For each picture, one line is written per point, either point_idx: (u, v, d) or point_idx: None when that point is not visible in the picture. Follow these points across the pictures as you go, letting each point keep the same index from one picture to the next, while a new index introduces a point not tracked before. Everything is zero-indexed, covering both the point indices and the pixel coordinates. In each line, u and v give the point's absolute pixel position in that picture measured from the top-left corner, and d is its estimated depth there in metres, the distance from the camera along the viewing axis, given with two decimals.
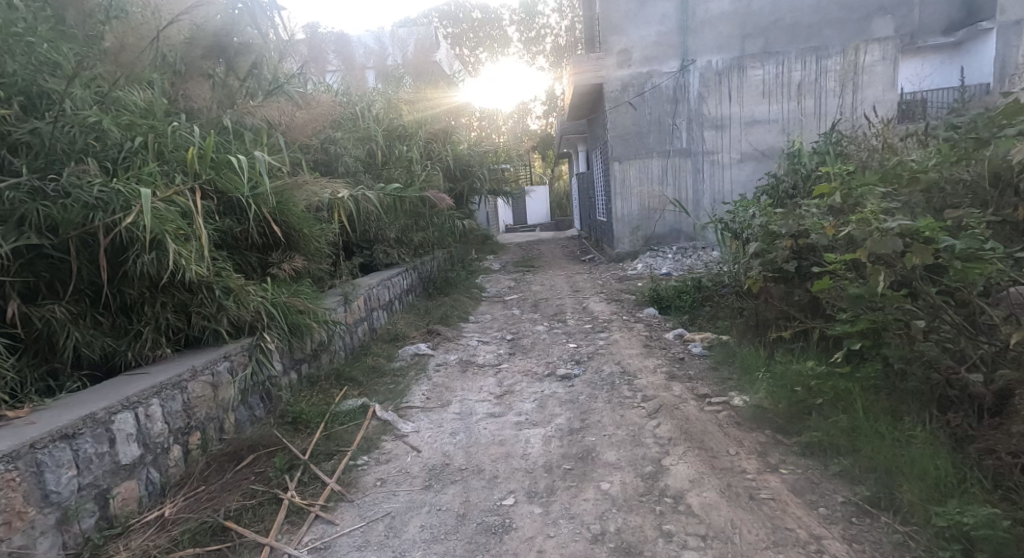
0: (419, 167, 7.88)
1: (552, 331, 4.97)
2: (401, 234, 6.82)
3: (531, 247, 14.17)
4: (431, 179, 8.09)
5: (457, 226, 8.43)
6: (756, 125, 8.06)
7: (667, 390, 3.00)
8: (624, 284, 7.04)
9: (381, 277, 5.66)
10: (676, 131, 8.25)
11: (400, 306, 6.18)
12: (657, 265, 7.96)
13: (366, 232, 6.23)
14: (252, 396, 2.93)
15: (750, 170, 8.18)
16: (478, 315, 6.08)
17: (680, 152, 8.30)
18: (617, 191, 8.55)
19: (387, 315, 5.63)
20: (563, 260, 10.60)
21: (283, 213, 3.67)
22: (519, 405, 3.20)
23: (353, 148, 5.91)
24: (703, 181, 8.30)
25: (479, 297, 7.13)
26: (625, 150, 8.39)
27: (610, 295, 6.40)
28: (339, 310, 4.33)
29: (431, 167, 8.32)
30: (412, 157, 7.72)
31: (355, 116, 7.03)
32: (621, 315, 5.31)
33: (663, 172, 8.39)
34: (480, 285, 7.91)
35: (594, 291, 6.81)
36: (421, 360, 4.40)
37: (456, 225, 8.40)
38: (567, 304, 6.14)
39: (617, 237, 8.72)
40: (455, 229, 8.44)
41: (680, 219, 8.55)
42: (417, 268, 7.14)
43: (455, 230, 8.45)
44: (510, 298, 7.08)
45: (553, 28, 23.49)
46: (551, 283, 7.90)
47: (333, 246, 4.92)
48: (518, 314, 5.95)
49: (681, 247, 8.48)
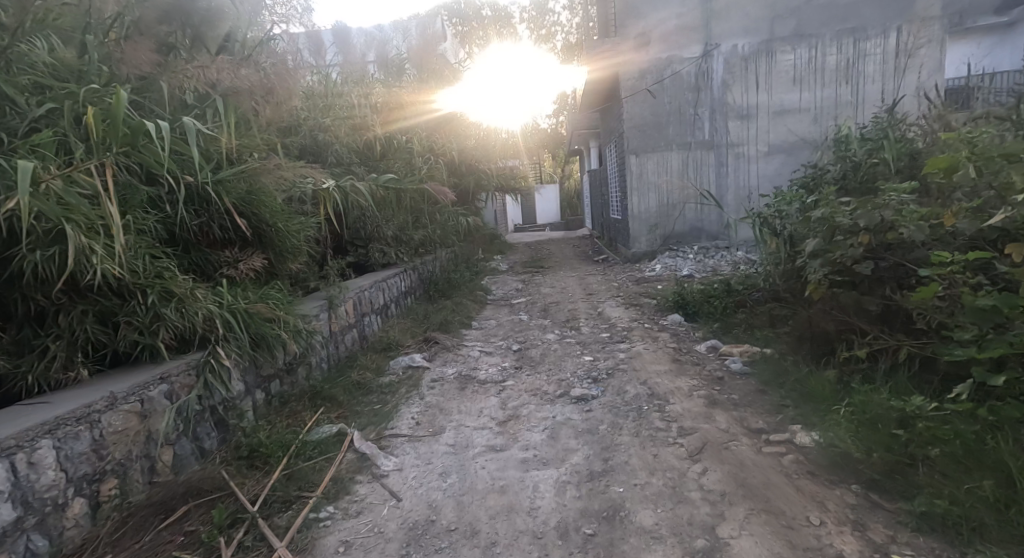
0: (421, 160, 7.36)
1: (563, 340, 4.40)
2: (400, 232, 6.29)
3: (540, 247, 13.60)
4: (433, 173, 7.57)
5: (462, 223, 7.91)
6: (786, 114, 7.46)
7: (708, 421, 2.42)
8: (642, 287, 6.46)
9: (376, 278, 5.15)
10: (697, 122, 7.70)
11: (397, 309, 5.66)
12: (678, 267, 7.40)
13: (361, 228, 5.71)
14: (201, 425, 2.40)
15: (778, 163, 7.58)
16: (482, 321, 5.54)
17: (702, 144, 7.75)
18: (633, 186, 8.01)
19: (382, 320, 5.12)
20: (574, 260, 10.04)
21: (254, 203, 3.18)
22: (526, 437, 2.64)
23: (347, 138, 5.41)
24: (727, 175, 7.73)
25: (485, 300, 6.59)
26: (642, 142, 7.87)
27: (627, 299, 5.84)
28: (323, 315, 3.82)
29: (435, 161, 7.79)
30: (414, 149, 7.20)
31: (350, 105, 6.54)
32: (641, 321, 4.74)
33: (683, 166, 7.85)
34: (485, 286, 7.36)
35: (610, 294, 6.24)
36: (415, 375, 3.85)
37: (462, 223, 7.88)
38: (580, 309, 5.57)
39: (633, 236, 8.16)
40: (460, 227, 7.92)
41: (702, 217, 7.97)
42: (418, 268, 6.61)
43: (460, 227, 7.92)
44: (517, 301, 6.53)
45: (565, 26, 23.26)
46: (561, 284, 7.34)
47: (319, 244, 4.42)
48: (526, 320, 5.40)
49: (703, 246, 7.90)
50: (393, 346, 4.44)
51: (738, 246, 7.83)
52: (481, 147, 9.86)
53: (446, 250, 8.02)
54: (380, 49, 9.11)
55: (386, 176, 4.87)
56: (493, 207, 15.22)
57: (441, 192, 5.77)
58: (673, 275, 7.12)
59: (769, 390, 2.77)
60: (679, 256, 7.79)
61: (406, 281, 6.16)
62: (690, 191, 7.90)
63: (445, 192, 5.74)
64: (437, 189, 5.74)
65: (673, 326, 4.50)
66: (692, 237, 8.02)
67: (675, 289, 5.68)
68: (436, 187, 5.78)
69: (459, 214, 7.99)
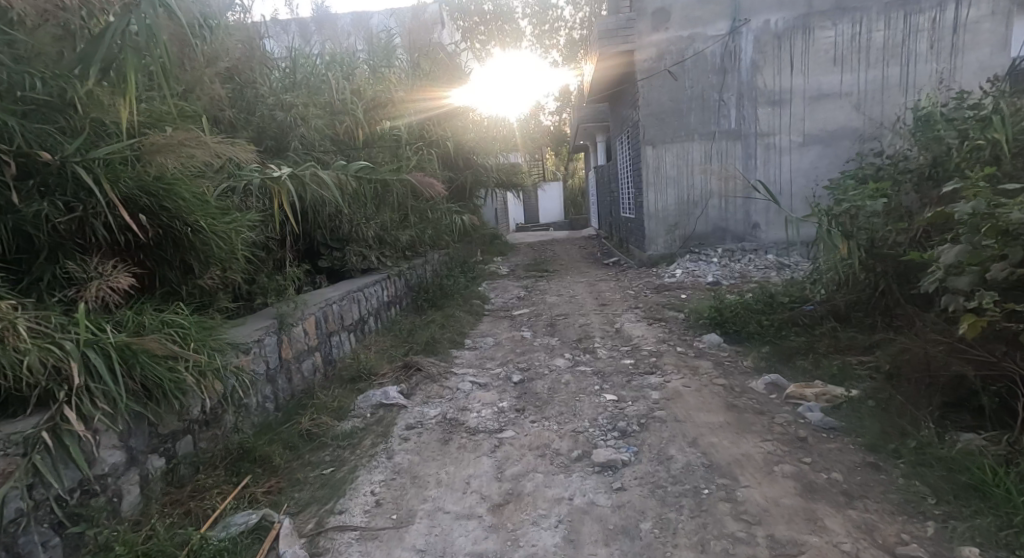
0: (408, 151, 6.50)
1: (575, 367, 3.55)
2: (379, 230, 5.46)
3: (543, 249, 12.71)
4: (423, 166, 6.73)
5: (456, 221, 7.07)
6: (824, 99, 6.61)
7: (815, 531, 1.62)
8: (662, 297, 5.61)
9: (347, 287, 4.33)
10: (722, 108, 6.89)
11: (377, 323, 4.83)
12: (701, 273, 6.60)
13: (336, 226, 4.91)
14: (31, 532, 1.57)
15: (815, 155, 6.74)
16: (477, 338, 4.67)
17: (728, 133, 6.94)
18: (649, 180, 7.20)
19: (358, 337, 4.31)
20: (581, 263, 9.18)
21: (166, 195, 2.37)
22: (532, 538, 1.81)
23: (315, 120, 4.56)
24: (756, 169, 6.93)
25: (480, 311, 5.72)
26: (660, 132, 7.06)
27: (648, 312, 4.98)
28: (269, 339, 3.00)
29: (424, 151, 6.95)
30: (400, 137, 6.34)
31: (325, 88, 5.68)
32: (669, 342, 3.88)
33: (706, 158, 7.04)
34: (482, 294, 6.51)
35: (626, 306, 5.39)
36: (386, 417, 3.01)
37: (456, 221, 7.04)
38: (593, 325, 4.71)
39: (649, 236, 7.36)
40: (454, 226, 7.08)
41: (727, 215, 7.16)
42: (404, 273, 5.77)
43: (454, 227, 7.08)
44: (518, 312, 5.68)
45: (568, 21, 22.37)
46: (568, 292, 6.50)
47: (268, 244, 3.60)
48: (529, 337, 4.54)
49: (728, 249, 7.09)
50: (367, 371, 3.60)
51: (767, 249, 7.05)
52: (478, 140, 9.00)
53: (437, 252, 7.18)
54: (367, 29, 8.23)
55: (357, 163, 4.02)
56: (493, 205, 14.32)
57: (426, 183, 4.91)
58: (697, 283, 6.31)
59: (883, 465, 1.93)
60: (702, 260, 6.99)
61: (389, 288, 5.33)
62: (713, 187, 7.11)
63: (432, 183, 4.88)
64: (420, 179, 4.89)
65: (711, 350, 3.64)
66: (716, 238, 7.20)
67: (705, 300, 4.82)
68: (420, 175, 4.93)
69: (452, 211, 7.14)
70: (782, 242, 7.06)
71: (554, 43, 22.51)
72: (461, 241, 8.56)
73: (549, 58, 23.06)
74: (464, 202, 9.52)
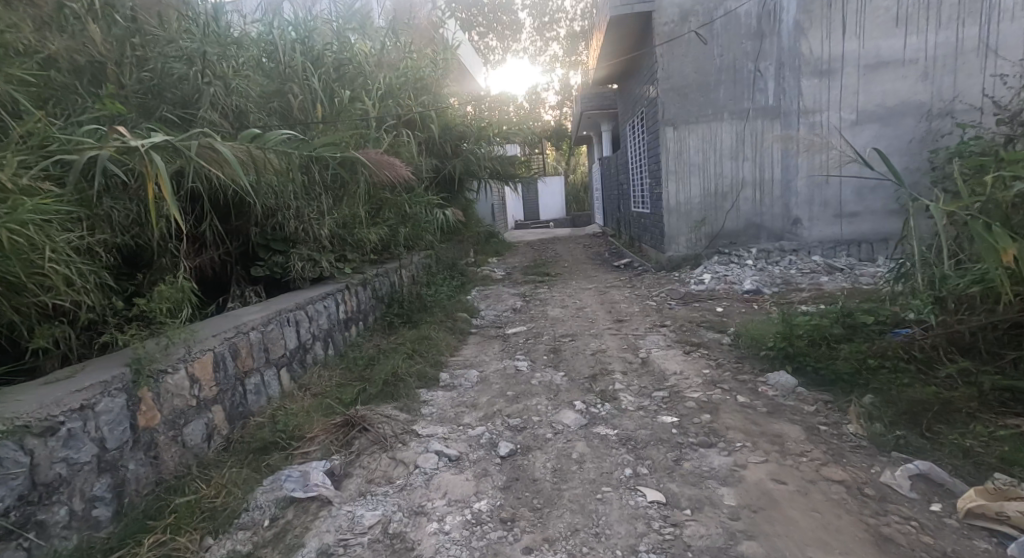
0: (378, 132, 5.37)
1: (589, 428, 2.44)
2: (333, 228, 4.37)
3: (543, 248, 11.58)
4: (398, 151, 5.61)
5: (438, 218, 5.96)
6: (883, 67, 5.57)
7: None
8: (690, 313, 4.50)
9: (279, 306, 3.26)
10: (758, 80, 5.87)
11: (329, 349, 3.75)
12: (733, 279, 5.53)
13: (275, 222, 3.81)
14: None
15: (870, 136, 5.71)
16: (458, 370, 3.56)
17: (764, 110, 5.92)
18: (669, 168, 6.21)
19: (296, 371, 3.24)
20: (587, 265, 8.07)
21: None
22: None
23: (241, 85, 3.53)
24: (797, 154, 5.94)
25: (464, 329, 4.60)
26: (682, 109, 6.08)
27: (680, 334, 3.87)
28: (115, 399, 1.92)
29: (399, 134, 5.83)
30: (371, 113, 5.20)
31: (267, 51, 4.52)
32: (719, 385, 2.77)
33: (737, 141, 6.04)
34: (469, 306, 5.39)
35: (646, 324, 4.27)
36: (297, 528, 1.90)
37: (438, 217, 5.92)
38: (608, 352, 3.60)
39: (669, 235, 6.34)
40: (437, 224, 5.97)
41: (761, 209, 6.13)
42: (370, 282, 4.66)
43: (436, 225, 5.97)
44: (514, 331, 4.57)
45: (568, 13, 21.23)
46: (572, 302, 5.39)
47: (114, 245, 2.50)
48: (525, 370, 3.44)
49: (764, 250, 6.05)
50: (290, 428, 2.52)
51: (810, 249, 5.99)
52: (468, 125, 7.87)
53: (417, 255, 6.07)
54: None
55: (279, 132, 2.79)
56: (487, 201, 13.17)
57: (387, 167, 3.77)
58: (730, 290, 5.25)
59: None
60: (732, 262, 5.94)
61: (349, 302, 4.24)
62: (744, 175, 6.10)
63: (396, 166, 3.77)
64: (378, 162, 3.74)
65: (784, 401, 2.54)
66: (748, 236, 6.19)
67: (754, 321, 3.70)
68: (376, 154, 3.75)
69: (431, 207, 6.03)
70: (828, 241, 5.98)
71: (554, 35, 21.37)
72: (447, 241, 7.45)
73: (549, 50, 21.91)
74: (453, 197, 8.38)
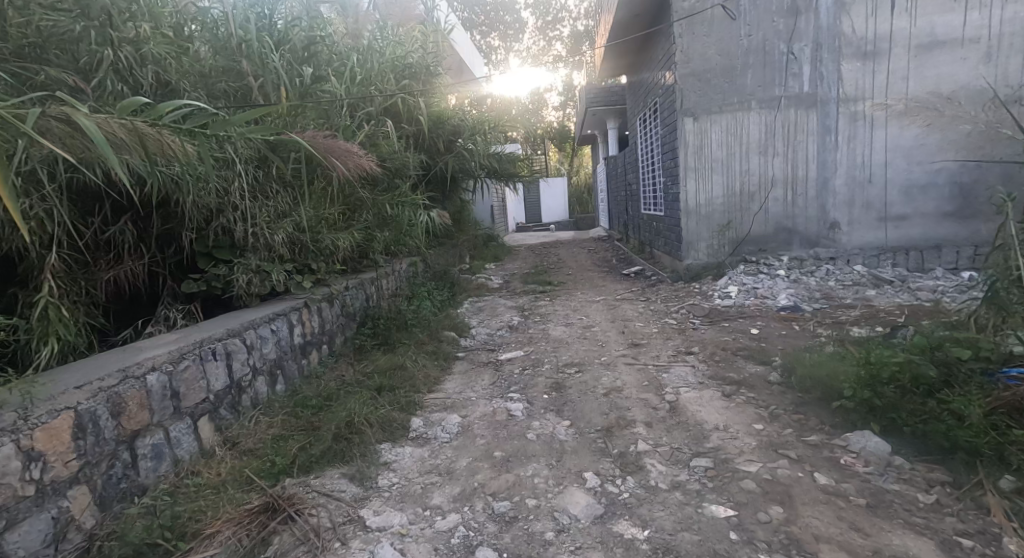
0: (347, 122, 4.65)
1: (606, 525, 1.74)
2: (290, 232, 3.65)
3: (545, 253, 10.83)
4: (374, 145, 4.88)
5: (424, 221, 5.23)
6: (938, 48, 4.91)
7: None
8: (720, 336, 3.77)
9: (205, 334, 2.54)
10: (791, 64, 5.16)
11: (278, 385, 3.02)
12: (765, 292, 4.81)
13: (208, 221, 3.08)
14: None
15: (924, 126, 5.03)
16: (436, 413, 2.84)
17: (798, 98, 5.21)
18: (688, 164, 5.50)
19: (226, 417, 2.52)
20: (594, 273, 7.35)
21: None
22: None
23: (162, 54, 2.85)
24: (836, 148, 5.22)
25: (448, 353, 3.87)
26: (704, 97, 5.37)
27: (712, 366, 3.14)
28: None
29: (377, 126, 5.11)
30: (337, 98, 4.49)
31: (219, 21, 3.80)
32: (781, 451, 2.04)
33: (766, 134, 5.33)
34: (457, 323, 4.66)
35: (668, 352, 3.53)
36: None
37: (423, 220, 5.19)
38: (624, 391, 2.87)
39: (687, 240, 5.63)
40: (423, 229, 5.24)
41: (793, 211, 5.40)
42: (339, 297, 3.94)
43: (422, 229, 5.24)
44: (509, 355, 3.85)
45: (573, 12, 20.64)
46: (577, 319, 4.65)
47: None
48: (521, 416, 2.72)
49: (796, 258, 5.33)
50: (186, 519, 1.80)
51: (850, 257, 5.26)
52: (461, 120, 7.15)
53: (402, 262, 5.36)
54: None
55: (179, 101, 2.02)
56: (485, 203, 12.43)
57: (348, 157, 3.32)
58: (762, 306, 4.51)
59: None
60: (761, 272, 5.20)
61: (310, 323, 3.51)
62: (774, 173, 5.38)
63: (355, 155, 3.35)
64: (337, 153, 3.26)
65: (880, 485, 1.82)
66: (778, 242, 5.46)
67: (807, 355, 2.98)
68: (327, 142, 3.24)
69: (415, 210, 5.31)
70: (869, 247, 5.29)
71: (557, 34, 20.72)
72: (435, 247, 6.72)
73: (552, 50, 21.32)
74: (445, 199, 7.65)
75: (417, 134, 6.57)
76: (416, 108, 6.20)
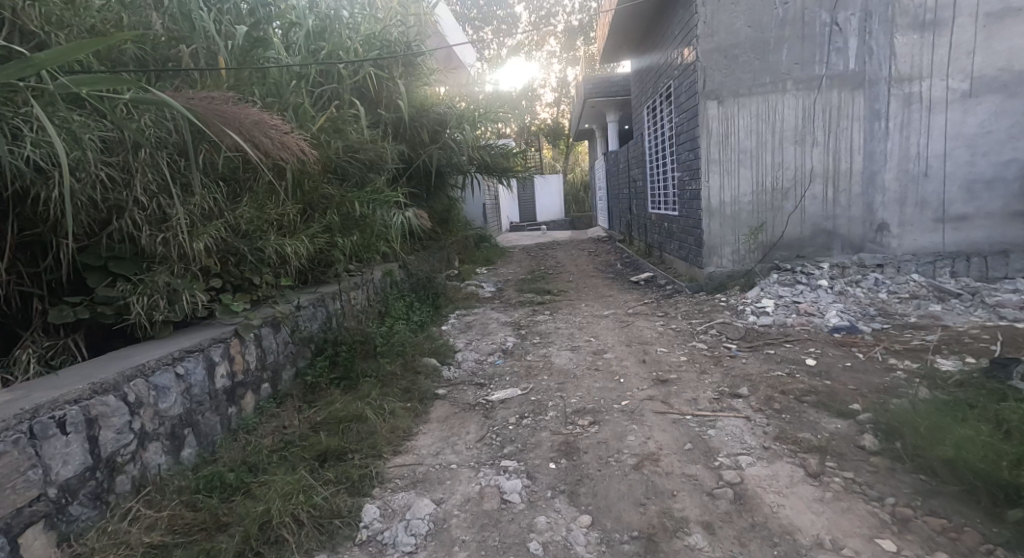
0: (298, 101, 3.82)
1: None
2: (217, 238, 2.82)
3: (542, 255, 10.03)
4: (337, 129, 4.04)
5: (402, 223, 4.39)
6: (1009, 18, 4.19)
7: None
8: (767, 369, 3.00)
9: (57, 394, 1.72)
10: (835, 36, 4.41)
11: (187, 449, 2.20)
12: (808, 305, 4.03)
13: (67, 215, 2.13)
14: None
15: (989, 110, 4.30)
16: (402, 494, 2.04)
17: (842, 78, 4.45)
18: (711, 156, 4.76)
19: (82, 517, 1.71)
20: (598, 279, 6.56)
21: None
22: None
23: None
24: (887, 136, 4.47)
25: (426, 391, 3.08)
26: (730, 77, 4.62)
27: (773, 418, 2.37)
28: None
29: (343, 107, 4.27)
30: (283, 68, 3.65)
31: None
32: None
33: (803, 120, 4.57)
34: (438, 347, 3.86)
35: (705, 392, 2.75)
36: None
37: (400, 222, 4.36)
38: (662, 460, 2.10)
39: (709, 244, 4.88)
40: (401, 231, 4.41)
41: (834, 211, 4.66)
42: (290, 319, 3.12)
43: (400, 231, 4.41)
44: (501, 393, 3.06)
45: (566, 6, 19.93)
46: (585, 342, 3.87)
47: None
48: (519, 503, 1.93)
49: (838, 265, 4.57)
50: None
51: (901, 263, 4.51)
52: (448, 108, 6.35)
53: (376, 271, 4.55)
54: None
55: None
56: (476, 201, 11.62)
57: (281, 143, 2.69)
58: (808, 325, 3.74)
59: None
60: (799, 282, 4.44)
61: (245, 357, 2.70)
62: (813, 166, 4.63)
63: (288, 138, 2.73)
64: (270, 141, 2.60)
65: None
66: (815, 246, 4.73)
67: (902, 408, 2.22)
68: (252, 124, 2.51)
69: (388, 209, 4.48)
70: (923, 253, 4.56)
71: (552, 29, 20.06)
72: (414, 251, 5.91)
73: (547, 46, 20.56)
74: (429, 197, 6.84)
75: (394, 123, 5.76)
76: (397, 90, 5.63)
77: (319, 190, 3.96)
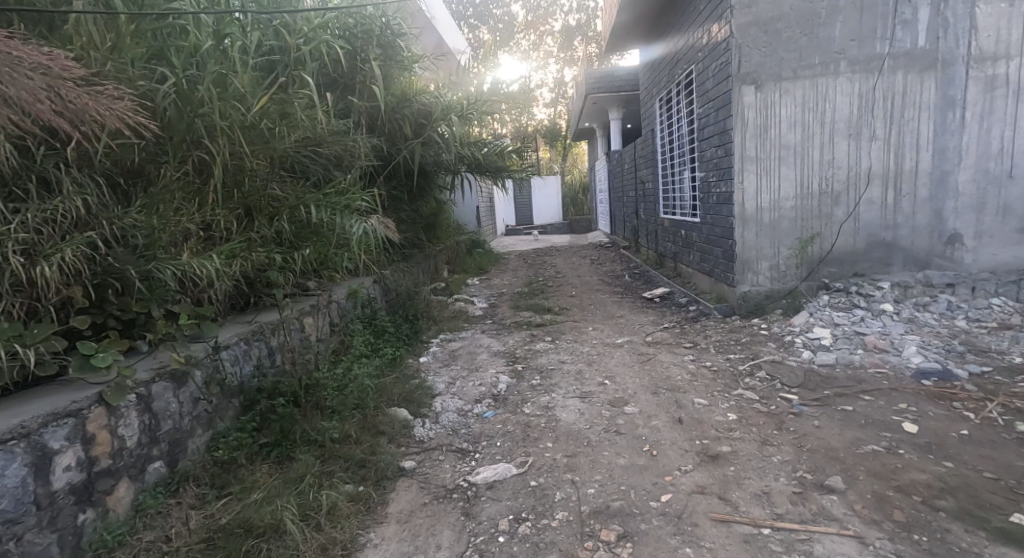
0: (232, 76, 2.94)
1: None
2: (78, 258, 1.99)
3: (540, 263, 9.21)
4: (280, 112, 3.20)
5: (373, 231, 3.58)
6: None
7: None
8: (854, 439, 2.18)
9: None
10: (902, 8, 3.66)
11: None
12: (877, 337, 3.23)
13: None
14: None
15: None
16: None
17: (909, 58, 3.70)
18: (746, 153, 3.97)
19: None
20: (604, 295, 5.75)
21: None
22: None
23: None
24: (962, 128, 3.72)
25: (386, 467, 2.25)
26: (771, 57, 3.84)
27: (901, 543, 1.56)
28: None
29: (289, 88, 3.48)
30: (209, 32, 2.82)
31: None
32: None
33: (860, 109, 3.80)
34: (410, 393, 3.03)
35: (778, 480, 1.94)
36: None
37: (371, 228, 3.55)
38: None
39: (743, 257, 4.08)
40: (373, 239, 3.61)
41: (895, 219, 3.88)
42: (203, 366, 2.29)
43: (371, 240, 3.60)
44: (490, 470, 2.24)
45: (564, 5, 19.29)
46: (596, 386, 3.06)
47: None
48: None
49: (902, 285, 3.79)
50: None
51: (979, 283, 3.74)
52: (434, 98, 5.55)
53: (340, 293, 3.74)
54: None
55: None
56: (469, 204, 10.80)
57: (63, 104, 1.81)
58: (883, 365, 2.93)
59: None
60: (857, 306, 3.64)
61: (119, 434, 1.86)
62: (870, 165, 3.85)
63: (80, 99, 1.84)
64: (35, 97, 1.66)
65: None
66: (872, 261, 3.94)
67: None
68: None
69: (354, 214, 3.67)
70: (1002, 270, 3.81)
71: (549, 29, 19.48)
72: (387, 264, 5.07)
73: (544, 46, 19.87)
74: (412, 200, 6.02)
75: (367, 113, 4.93)
76: (370, 78, 4.85)
77: (263, 192, 3.16)
